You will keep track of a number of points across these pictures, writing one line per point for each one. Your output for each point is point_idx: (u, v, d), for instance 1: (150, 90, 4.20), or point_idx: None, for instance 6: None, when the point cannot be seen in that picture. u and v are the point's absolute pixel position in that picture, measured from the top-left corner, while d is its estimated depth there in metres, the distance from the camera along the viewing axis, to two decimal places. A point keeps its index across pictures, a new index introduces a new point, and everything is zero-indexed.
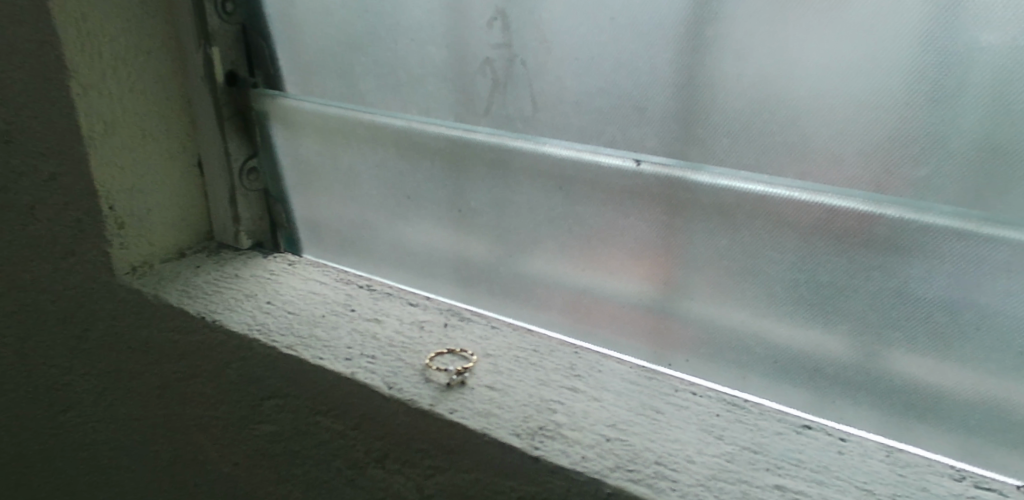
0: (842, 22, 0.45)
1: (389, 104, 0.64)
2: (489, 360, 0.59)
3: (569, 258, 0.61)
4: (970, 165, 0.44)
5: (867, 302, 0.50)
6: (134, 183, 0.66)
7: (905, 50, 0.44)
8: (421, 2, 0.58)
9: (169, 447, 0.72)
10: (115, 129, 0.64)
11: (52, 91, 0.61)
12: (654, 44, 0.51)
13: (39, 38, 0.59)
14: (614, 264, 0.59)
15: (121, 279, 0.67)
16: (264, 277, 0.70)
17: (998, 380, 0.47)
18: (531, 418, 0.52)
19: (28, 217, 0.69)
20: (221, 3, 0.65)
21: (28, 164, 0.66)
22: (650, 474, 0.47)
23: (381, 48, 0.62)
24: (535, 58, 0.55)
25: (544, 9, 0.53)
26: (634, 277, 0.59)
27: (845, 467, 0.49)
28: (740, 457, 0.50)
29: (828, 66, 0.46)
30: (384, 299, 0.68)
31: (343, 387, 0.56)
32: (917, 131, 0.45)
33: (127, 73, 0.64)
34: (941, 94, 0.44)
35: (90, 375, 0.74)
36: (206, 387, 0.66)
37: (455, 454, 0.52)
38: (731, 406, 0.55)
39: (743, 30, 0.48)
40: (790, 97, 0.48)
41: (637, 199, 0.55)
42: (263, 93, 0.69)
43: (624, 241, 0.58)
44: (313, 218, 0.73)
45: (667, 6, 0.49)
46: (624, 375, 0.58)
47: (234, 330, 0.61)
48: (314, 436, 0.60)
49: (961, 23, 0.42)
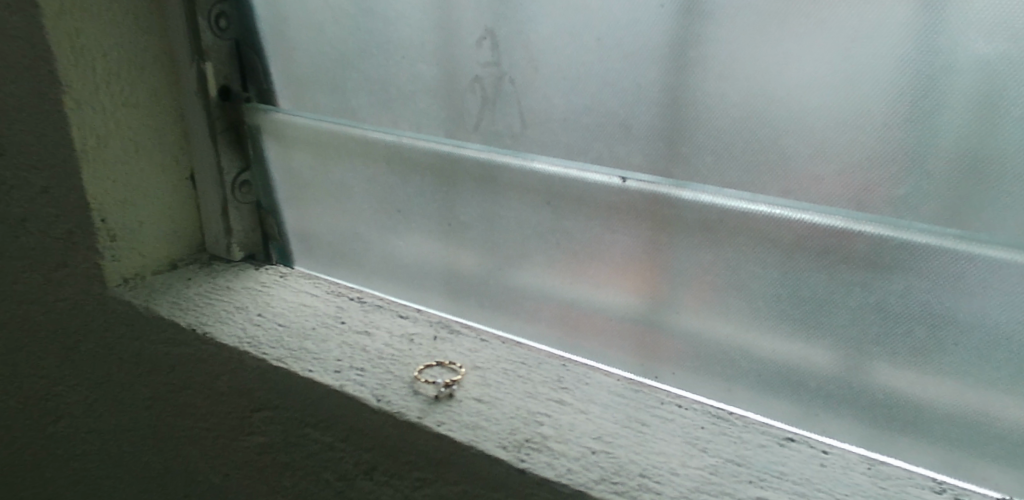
0: (821, 45, 0.46)
1: (379, 119, 0.65)
2: (477, 373, 0.59)
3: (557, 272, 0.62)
4: (947, 185, 0.45)
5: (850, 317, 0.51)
6: (126, 196, 0.67)
7: (883, 72, 0.45)
8: (412, 20, 0.59)
9: (160, 459, 0.72)
10: (109, 143, 0.64)
11: (46, 105, 0.62)
12: (641, 64, 0.52)
13: (34, 53, 0.60)
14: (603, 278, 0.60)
15: (113, 291, 0.67)
16: (255, 289, 0.70)
17: (976, 394, 0.48)
18: (518, 430, 0.52)
19: (21, 229, 0.69)
20: (215, 19, 0.66)
21: (21, 177, 0.67)
22: (634, 486, 0.48)
23: (373, 64, 0.63)
24: (524, 76, 0.56)
25: (533, 29, 0.54)
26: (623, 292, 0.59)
27: (827, 479, 0.50)
28: (724, 469, 0.50)
29: (808, 87, 0.47)
30: (375, 312, 0.68)
31: (332, 400, 0.57)
32: (896, 151, 0.46)
33: (120, 88, 0.64)
34: (918, 114, 0.45)
35: (81, 386, 0.74)
36: (196, 399, 0.66)
37: (443, 466, 0.53)
38: (715, 419, 0.56)
39: (725, 51, 0.49)
40: (772, 117, 0.49)
41: (625, 215, 0.56)
42: (256, 108, 0.70)
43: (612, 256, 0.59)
44: (305, 231, 0.73)
45: (652, 28, 0.50)
46: (611, 388, 0.59)
47: (224, 343, 0.62)
48: (303, 448, 0.61)
49: (937, 47, 0.43)
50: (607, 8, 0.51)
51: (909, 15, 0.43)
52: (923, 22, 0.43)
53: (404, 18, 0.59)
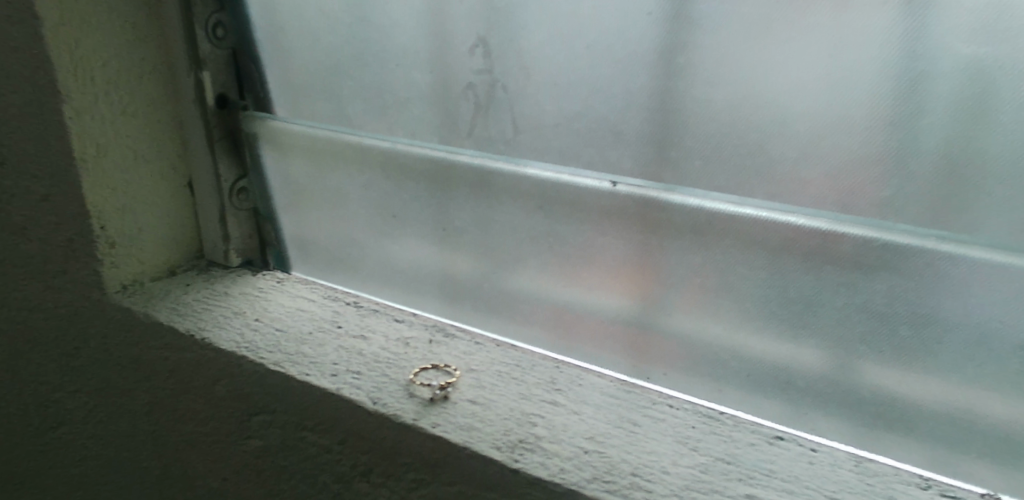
0: (803, 52, 0.47)
1: (375, 126, 0.66)
2: (472, 375, 0.60)
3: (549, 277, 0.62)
4: (928, 187, 0.46)
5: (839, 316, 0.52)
6: (125, 204, 0.67)
7: (866, 77, 0.46)
8: (406, 30, 0.60)
9: (159, 463, 0.73)
10: (108, 151, 0.65)
11: (46, 115, 0.63)
12: (630, 71, 0.53)
13: (34, 64, 0.61)
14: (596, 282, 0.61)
15: (112, 297, 0.68)
16: (253, 295, 0.71)
17: (961, 391, 0.49)
18: (512, 431, 0.53)
19: (21, 237, 0.70)
20: (212, 29, 0.67)
21: (21, 185, 0.67)
22: (625, 485, 0.49)
23: (368, 73, 0.64)
24: (516, 83, 0.57)
25: (524, 37, 0.56)
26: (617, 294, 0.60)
27: (815, 477, 0.51)
28: (714, 467, 0.51)
29: (794, 93, 0.48)
30: (371, 316, 0.69)
31: (329, 403, 0.58)
32: (879, 155, 0.47)
33: (119, 97, 0.65)
34: (899, 119, 0.46)
35: (80, 392, 0.75)
36: (195, 404, 0.67)
37: (438, 467, 0.53)
38: (706, 419, 0.57)
39: (712, 59, 0.50)
40: (759, 122, 0.50)
41: (615, 219, 0.58)
42: (254, 116, 0.71)
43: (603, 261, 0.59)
44: (303, 236, 0.74)
45: (640, 36, 0.52)
46: (604, 388, 0.60)
47: (223, 348, 0.63)
48: (301, 451, 0.61)
49: (916, 53, 0.44)
50: (597, 17, 0.53)
51: (889, 23, 0.44)
52: (903, 29, 0.44)
53: (399, 27, 0.61)
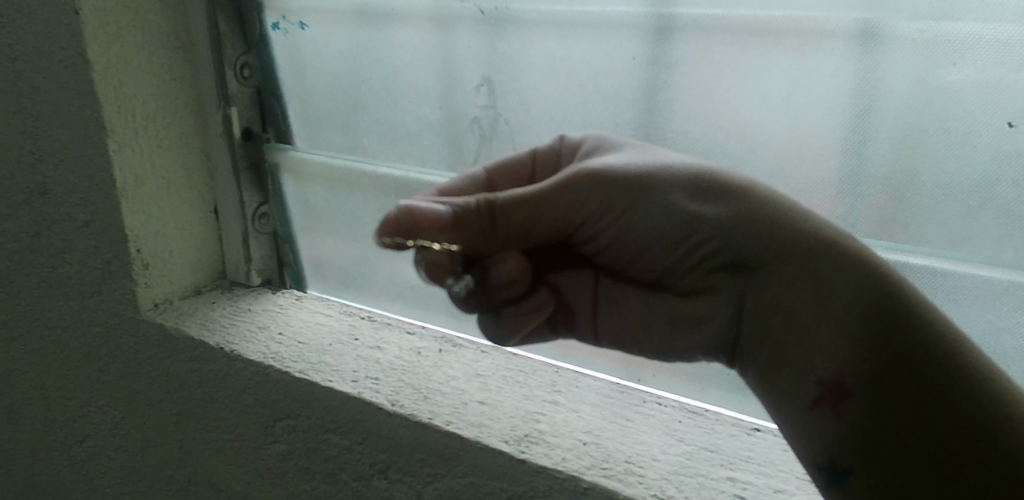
0: (767, 90, 0.55)
1: (389, 155, 0.72)
2: (480, 380, 0.67)
3: (466, 242, 0.56)
4: (878, 202, 0.54)
5: (711, 226, 0.55)
6: (159, 228, 0.73)
7: (824, 111, 0.53)
8: (418, 70, 0.68)
9: (185, 471, 0.78)
10: (145, 181, 0.71)
11: (90, 149, 0.69)
12: (618, 106, 0.60)
13: (83, 104, 0.67)
14: (608, 220, 0.58)
15: (145, 314, 0.73)
16: (274, 310, 0.77)
17: None
18: (518, 426, 0.59)
19: (59, 260, 0.76)
20: (240, 69, 0.74)
21: (63, 213, 0.74)
22: (621, 471, 0.55)
23: (383, 109, 0.71)
24: (516, 117, 0.65)
25: (524, 78, 0.63)
26: (635, 221, 0.57)
27: (789, 461, 0.57)
28: (699, 455, 0.58)
29: (762, 126, 0.56)
30: (384, 329, 0.75)
31: (351, 405, 0.64)
32: (835, 176, 0.54)
33: (155, 131, 0.71)
34: (850, 146, 0.53)
35: (109, 405, 0.81)
36: (223, 412, 0.72)
37: (451, 460, 0.59)
38: (691, 413, 0.62)
39: (688, 95, 0.57)
40: (731, 151, 0.57)
41: (547, 161, 0.61)
42: (275, 147, 0.78)
43: (582, 191, 0.57)
44: (318, 257, 0.81)
45: (626, 75, 0.59)
46: (600, 389, 0.66)
47: (251, 359, 0.69)
48: (323, 452, 0.67)
49: (867, 91, 0.52)
50: (587, 59, 0.60)
51: (843, 65, 0.52)
52: (858, 68, 0.51)
53: (412, 67, 0.68)
